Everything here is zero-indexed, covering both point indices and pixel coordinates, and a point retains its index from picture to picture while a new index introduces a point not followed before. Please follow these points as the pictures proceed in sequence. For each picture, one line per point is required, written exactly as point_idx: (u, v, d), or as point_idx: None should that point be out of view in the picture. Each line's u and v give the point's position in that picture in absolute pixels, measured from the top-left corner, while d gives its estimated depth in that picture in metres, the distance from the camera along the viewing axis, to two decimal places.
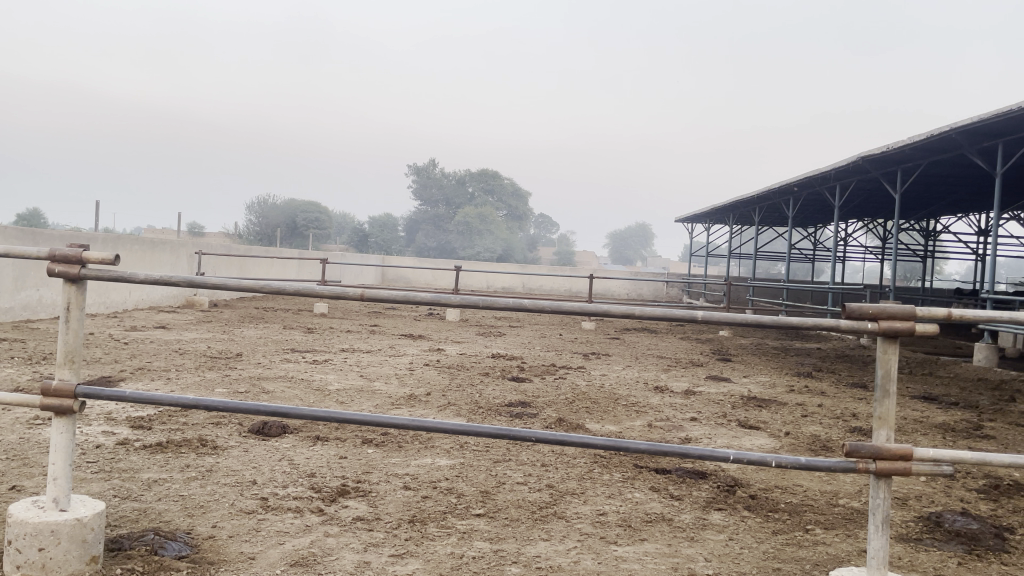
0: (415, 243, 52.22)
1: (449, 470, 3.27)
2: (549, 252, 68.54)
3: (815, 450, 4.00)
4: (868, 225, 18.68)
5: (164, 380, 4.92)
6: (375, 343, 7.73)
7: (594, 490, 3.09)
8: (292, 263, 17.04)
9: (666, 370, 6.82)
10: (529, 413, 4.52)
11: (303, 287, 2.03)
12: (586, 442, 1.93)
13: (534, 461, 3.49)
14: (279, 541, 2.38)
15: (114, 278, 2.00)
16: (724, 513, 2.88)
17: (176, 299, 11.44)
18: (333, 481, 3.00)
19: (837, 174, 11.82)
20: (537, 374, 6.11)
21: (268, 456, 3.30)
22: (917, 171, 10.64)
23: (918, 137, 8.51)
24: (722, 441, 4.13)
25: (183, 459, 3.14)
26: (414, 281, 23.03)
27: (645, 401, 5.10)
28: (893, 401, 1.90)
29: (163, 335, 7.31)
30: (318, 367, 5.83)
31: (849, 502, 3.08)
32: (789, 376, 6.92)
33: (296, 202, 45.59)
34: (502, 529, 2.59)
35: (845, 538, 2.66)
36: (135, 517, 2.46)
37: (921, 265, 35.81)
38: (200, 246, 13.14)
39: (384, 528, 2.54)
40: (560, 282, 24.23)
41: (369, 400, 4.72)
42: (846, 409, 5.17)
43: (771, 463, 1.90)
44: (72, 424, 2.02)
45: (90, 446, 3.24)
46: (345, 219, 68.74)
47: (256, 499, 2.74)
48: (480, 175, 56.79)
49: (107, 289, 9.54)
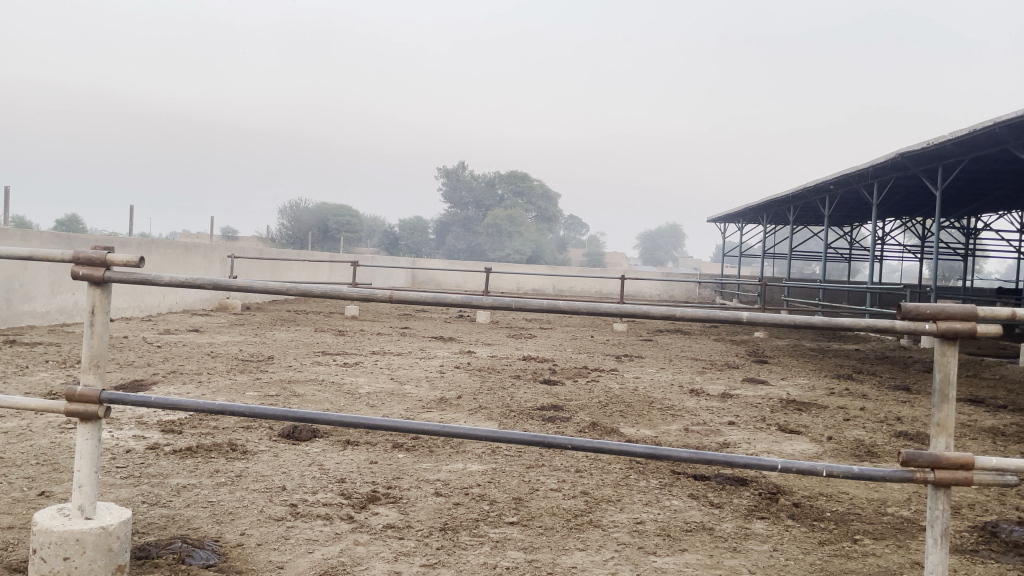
0: (445, 244, 52.29)
1: (480, 476, 3.20)
2: (579, 253, 68.14)
3: (859, 456, 3.86)
4: (906, 223, 18.25)
5: (195, 384, 4.91)
6: (405, 345, 7.68)
7: (631, 497, 3.00)
8: (324, 265, 17.09)
9: (702, 373, 6.67)
10: (562, 417, 4.43)
11: (330, 289, 1.97)
12: (625, 450, 1.84)
13: (568, 467, 3.40)
14: (308, 549, 2.33)
15: (139, 280, 1.95)
16: (767, 522, 2.77)
17: (209, 303, 11.51)
18: (363, 487, 2.94)
19: (875, 170, 11.51)
20: (569, 376, 6.00)
21: (298, 461, 3.26)
22: (958, 167, 10.30)
23: (960, 131, 8.21)
24: (761, 446, 4.01)
25: (213, 464, 3.10)
26: (444, 283, 23.03)
27: (680, 405, 4.97)
28: (953, 406, 1.78)
29: (196, 338, 7.33)
30: (349, 370, 5.79)
31: (898, 511, 2.95)
32: (828, 378, 6.74)
33: (328, 207, 46.00)
34: (537, 538, 2.51)
35: (897, 549, 2.54)
36: (163, 524, 2.43)
37: (962, 264, 34.91)
38: (232, 250, 13.22)
39: (416, 536, 2.47)
40: (591, 283, 24.03)
41: (399, 403, 4.67)
42: (889, 413, 5.00)
43: (822, 473, 1.78)
44: (98, 430, 1.98)
45: (121, 450, 3.22)
46: (376, 222, 69.08)
47: (285, 505, 2.69)
48: (510, 177, 56.79)
49: (142, 293, 9.62)
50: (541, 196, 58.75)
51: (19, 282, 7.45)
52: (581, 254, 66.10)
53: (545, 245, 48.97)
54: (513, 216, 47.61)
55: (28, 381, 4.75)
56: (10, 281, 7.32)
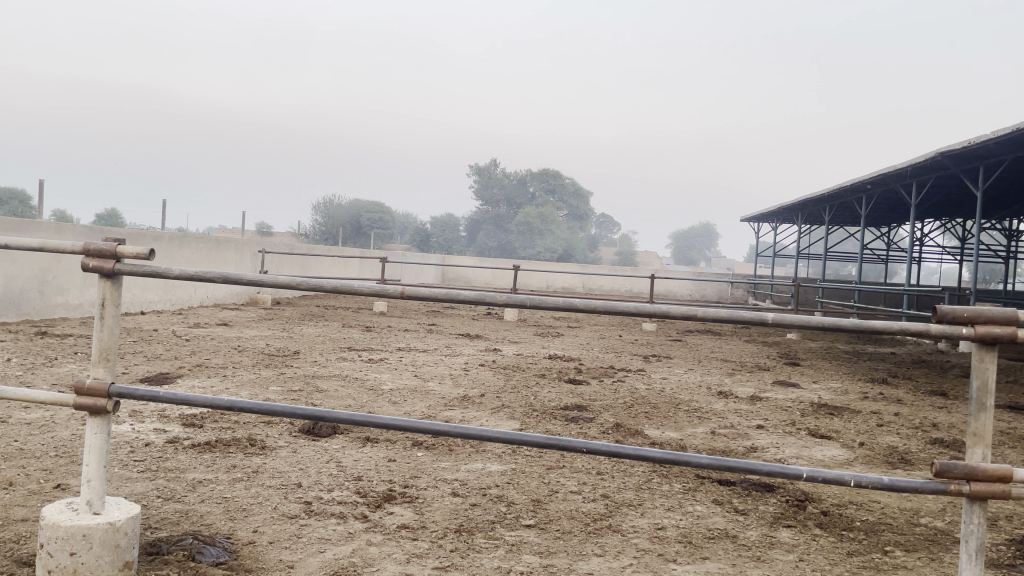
0: (477, 242, 52.35)
1: (500, 477, 3.14)
2: (610, 252, 67.69)
3: (891, 463, 3.73)
4: (945, 224, 17.82)
5: (220, 378, 4.92)
6: (431, 342, 7.66)
7: (652, 501, 2.92)
8: (354, 261, 17.17)
9: (731, 375, 6.55)
10: (585, 417, 4.35)
11: (341, 285, 1.92)
12: (642, 455, 1.77)
13: (589, 469, 3.34)
14: (320, 548, 2.29)
15: (149, 273, 1.92)
16: (793, 531, 2.68)
17: (240, 297, 11.60)
18: (380, 485, 2.90)
19: (913, 170, 11.23)
20: (594, 376, 5.92)
21: (317, 457, 3.23)
22: (1001, 166, 10.00)
23: (1002, 130, 7.96)
24: (790, 450, 3.90)
25: (230, 459, 3.08)
26: (474, 280, 23.04)
27: (708, 407, 4.87)
28: (991, 415, 1.68)
29: (223, 332, 7.38)
30: (373, 366, 5.78)
31: (932, 522, 2.83)
32: (862, 382, 6.57)
33: (360, 205, 46.33)
34: (553, 542, 2.45)
35: (929, 562, 2.43)
36: (176, 519, 2.41)
37: (1004, 267, 34.11)
38: (264, 245, 13.33)
39: (429, 537, 2.42)
40: (622, 282, 23.84)
41: (422, 401, 4.63)
42: (924, 419, 4.85)
43: (849, 483, 1.70)
44: (107, 425, 1.95)
45: (140, 444, 3.22)
46: (408, 219, 69.43)
47: (299, 503, 2.65)
48: (542, 176, 56.67)
49: (173, 287, 9.73)
50: (573, 194, 58.50)
51: (53, 274, 7.55)
52: (613, 253, 65.80)
53: (577, 242, 48.81)
54: (545, 214, 47.46)
55: (56, 373, 4.80)
56: (44, 273, 7.43)
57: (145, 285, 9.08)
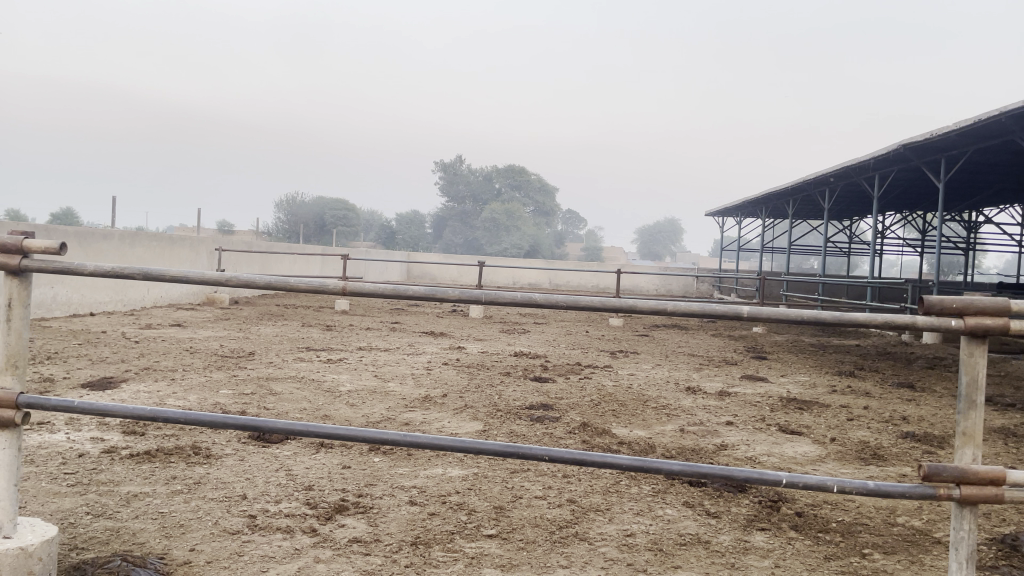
0: (443, 240, 52.01)
1: (461, 482, 2.98)
2: (576, 247, 67.56)
3: (864, 458, 3.64)
4: (907, 216, 17.98)
5: (168, 381, 4.69)
6: (394, 341, 7.47)
7: (620, 506, 2.78)
8: (315, 259, 16.86)
9: (698, 369, 6.47)
10: (551, 417, 4.20)
11: (276, 280, 1.73)
12: (607, 462, 1.60)
13: (555, 472, 3.19)
14: (262, 568, 2.10)
15: (60, 269, 1.72)
16: (768, 534, 2.55)
17: (196, 297, 11.28)
18: (332, 495, 2.72)
19: (875, 162, 11.24)
20: (561, 373, 5.79)
21: (264, 466, 3.04)
22: (962, 158, 10.01)
23: (966, 121, 7.92)
24: (761, 447, 3.79)
25: (170, 470, 2.88)
26: (439, 278, 22.87)
27: (676, 404, 4.75)
28: (981, 413, 1.56)
29: (177, 333, 7.10)
30: (331, 367, 5.59)
31: (908, 522, 2.74)
32: (830, 376, 6.51)
33: (323, 203, 45.93)
34: (515, 554, 2.29)
35: (909, 566, 2.32)
36: (104, 539, 2.21)
37: (962, 258, 35.00)
38: (220, 242, 13.00)
39: (383, 552, 2.25)
40: (589, 278, 23.80)
41: (381, 402, 4.44)
42: (893, 412, 4.79)
43: (832, 489, 1.55)
44: (17, 439, 1.75)
45: (73, 455, 2.99)
46: (373, 216, 68.73)
47: (243, 517, 2.46)
48: (508, 172, 56.65)
49: (125, 286, 9.39)
50: (540, 190, 58.44)
51: None
52: (580, 249, 66.06)
53: (544, 239, 48.70)
54: (511, 211, 47.33)
55: None
56: None
57: (95, 286, 8.75)
